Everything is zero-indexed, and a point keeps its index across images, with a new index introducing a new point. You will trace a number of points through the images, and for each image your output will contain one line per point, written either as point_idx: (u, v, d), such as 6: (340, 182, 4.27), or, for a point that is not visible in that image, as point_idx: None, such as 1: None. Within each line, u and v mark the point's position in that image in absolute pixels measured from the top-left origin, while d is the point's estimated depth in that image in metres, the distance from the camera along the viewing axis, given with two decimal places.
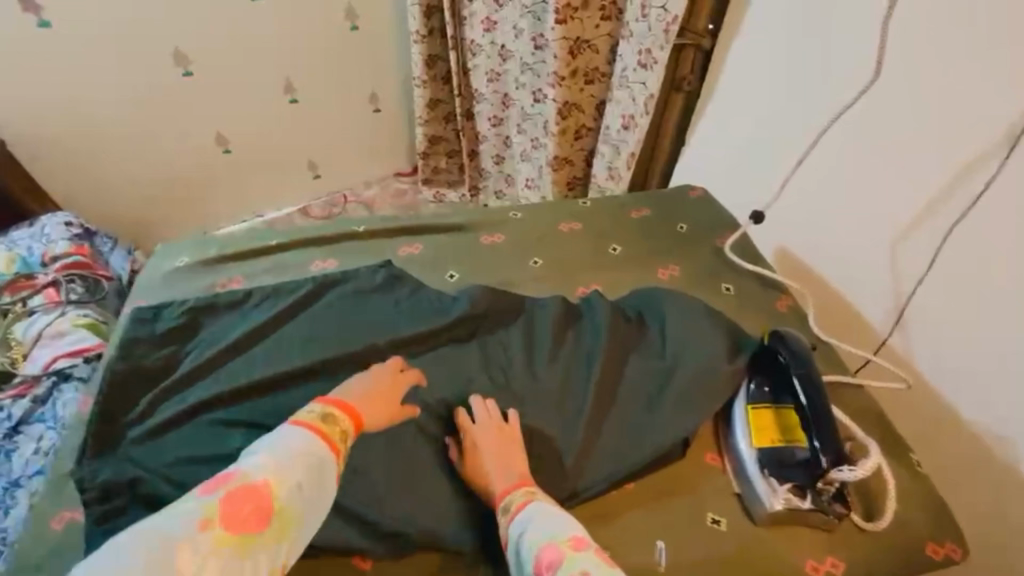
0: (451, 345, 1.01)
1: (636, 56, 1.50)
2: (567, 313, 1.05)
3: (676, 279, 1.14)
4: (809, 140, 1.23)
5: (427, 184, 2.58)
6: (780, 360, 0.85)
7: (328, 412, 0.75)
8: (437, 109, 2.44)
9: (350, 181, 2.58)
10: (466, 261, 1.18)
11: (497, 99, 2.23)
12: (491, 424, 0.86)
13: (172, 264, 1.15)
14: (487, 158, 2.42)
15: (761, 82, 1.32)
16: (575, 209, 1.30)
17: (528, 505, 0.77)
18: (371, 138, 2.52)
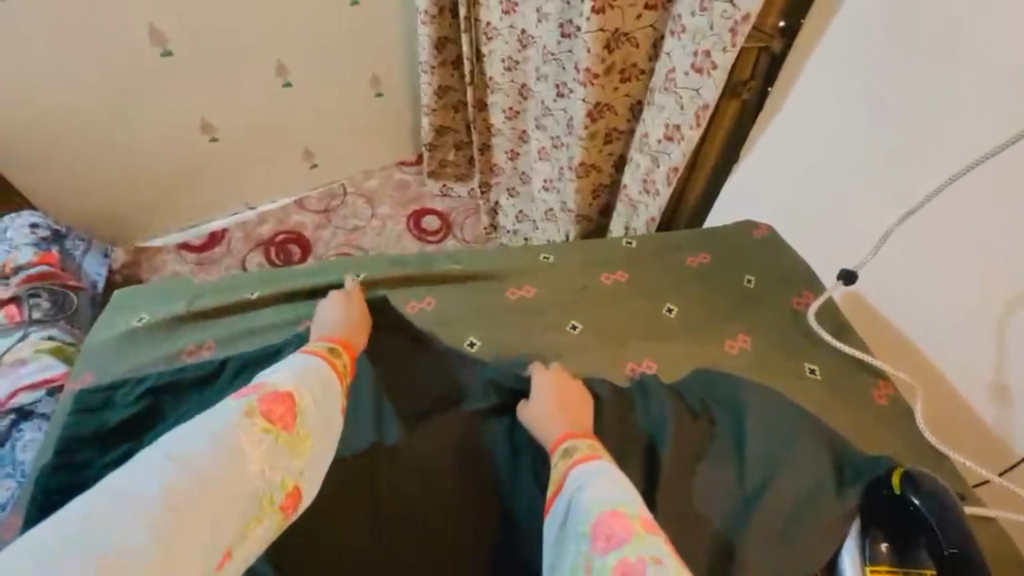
0: (474, 445, 0.81)
1: (691, 57, 1.20)
2: (621, 405, 0.84)
3: (747, 356, 0.93)
4: (921, 191, 0.98)
5: (434, 177, 2.37)
6: (913, 511, 0.65)
7: (331, 348, 0.78)
8: (445, 98, 2.18)
9: (348, 172, 2.35)
10: (488, 322, 0.97)
11: (514, 89, 1.97)
12: (558, 373, 0.84)
13: (126, 323, 0.93)
14: (500, 153, 2.17)
15: (852, 108, 1.06)
16: (620, 253, 1.08)
17: (598, 456, 0.67)
18: (375, 128, 2.29)
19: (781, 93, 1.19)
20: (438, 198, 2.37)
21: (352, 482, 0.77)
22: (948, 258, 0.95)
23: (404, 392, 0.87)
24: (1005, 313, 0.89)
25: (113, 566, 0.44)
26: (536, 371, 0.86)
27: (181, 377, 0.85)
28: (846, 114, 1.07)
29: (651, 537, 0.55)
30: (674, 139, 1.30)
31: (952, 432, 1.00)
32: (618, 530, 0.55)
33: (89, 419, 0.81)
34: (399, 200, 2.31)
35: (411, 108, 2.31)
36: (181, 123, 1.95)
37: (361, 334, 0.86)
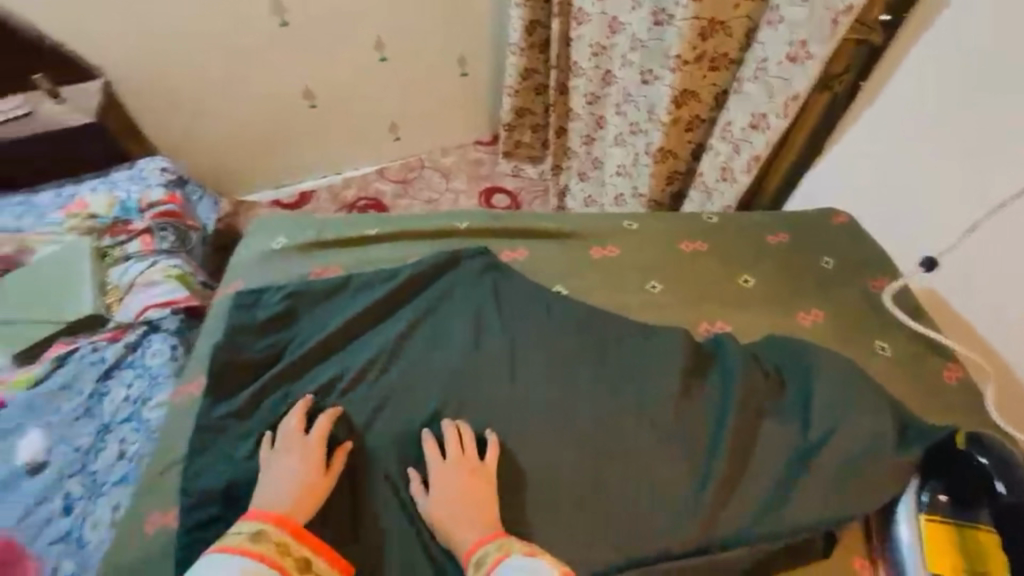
0: (558, 372, 0.92)
1: (785, 47, 1.24)
2: (696, 356, 0.93)
3: (819, 328, 0.98)
4: (1013, 186, 0.99)
5: (507, 158, 2.51)
6: (978, 468, 0.73)
7: (257, 530, 0.71)
8: (528, 80, 2.28)
9: (427, 147, 2.51)
10: (574, 275, 1.07)
11: (598, 74, 2.04)
12: (465, 461, 0.81)
13: (267, 245, 1.10)
14: (576, 137, 2.26)
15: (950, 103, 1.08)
16: (701, 226, 1.14)
17: (501, 565, 0.69)
18: (456, 106, 2.43)
19: (875, 86, 1.21)
20: (509, 176, 2.50)
21: (455, 392, 0.90)
22: None
23: (497, 318, 0.99)
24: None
25: None
26: (431, 462, 0.81)
27: (314, 291, 1.00)
28: (944, 107, 1.09)
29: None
30: (759, 128, 1.34)
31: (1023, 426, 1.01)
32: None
33: (244, 313, 0.97)
34: (472, 176, 2.45)
35: (493, 90, 2.44)
36: (289, 89, 2.16)
37: (312, 501, 0.76)
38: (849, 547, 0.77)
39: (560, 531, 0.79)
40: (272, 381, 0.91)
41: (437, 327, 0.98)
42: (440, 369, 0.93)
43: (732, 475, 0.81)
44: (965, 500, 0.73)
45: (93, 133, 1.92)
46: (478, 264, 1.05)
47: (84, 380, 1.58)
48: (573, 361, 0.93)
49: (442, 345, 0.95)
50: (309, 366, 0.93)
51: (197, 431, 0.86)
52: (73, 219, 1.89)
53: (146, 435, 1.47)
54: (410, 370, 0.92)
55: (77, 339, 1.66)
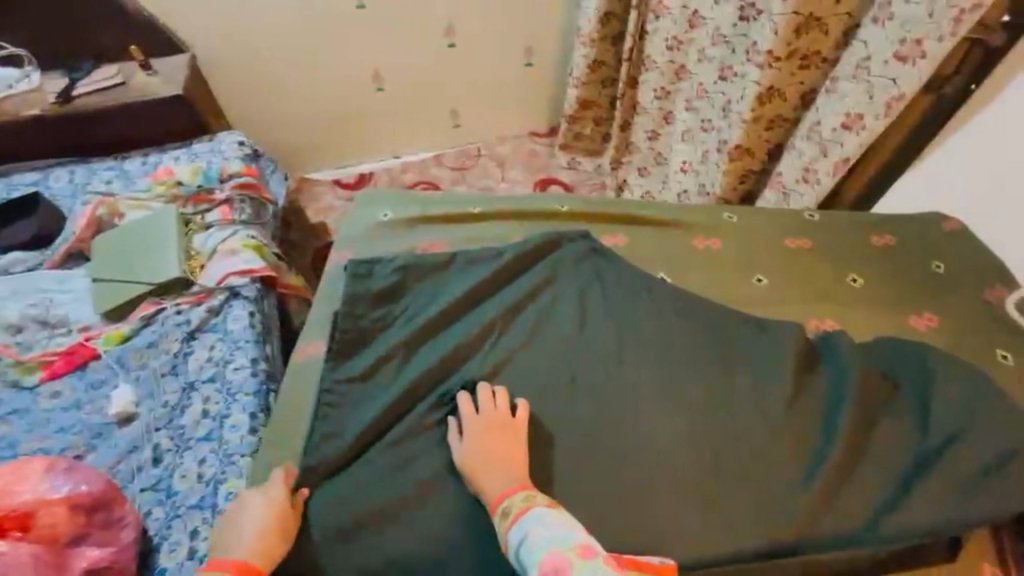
0: (664, 356, 0.93)
1: (895, 45, 1.20)
2: (807, 352, 0.92)
3: (935, 333, 0.96)
4: None
5: (565, 150, 2.49)
6: None
7: None
8: (596, 72, 2.26)
9: (486, 135, 2.52)
10: (676, 265, 1.07)
11: (671, 69, 2.02)
12: (495, 415, 0.83)
13: (372, 218, 1.13)
14: (641, 131, 2.23)
15: None
16: (803, 222, 1.13)
17: (528, 512, 0.71)
18: (518, 96, 2.43)
19: (990, 89, 1.18)
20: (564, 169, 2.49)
21: (565, 369, 0.92)
22: None
23: (603, 302, 0.99)
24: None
25: None
26: (464, 415, 0.84)
27: (421, 264, 1.03)
28: None
29: (591, 562, 0.64)
30: (853, 129, 1.32)
31: None
32: (561, 568, 0.63)
33: (359, 282, 1.00)
34: (530, 166, 2.45)
35: (555, 82, 2.44)
36: (361, 72, 2.20)
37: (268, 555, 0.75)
38: (973, 551, 0.77)
39: (684, 514, 0.78)
40: (387, 349, 0.94)
41: (544, 307, 0.99)
42: (548, 348, 0.94)
43: (849, 471, 0.80)
44: None
45: (180, 106, 1.95)
46: (581, 247, 1.06)
47: (169, 340, 1.62)
48: (680, 347, 0.94)
49: (549, 325, 0.97)
50: (420, 336, 0.96)
51: (321, 392, 0.90)
52: (159, 186, 1.90)
53: (230, 396, 1.50)
54: (518, 346, 0.94)
55: (164, 300, 1.69)
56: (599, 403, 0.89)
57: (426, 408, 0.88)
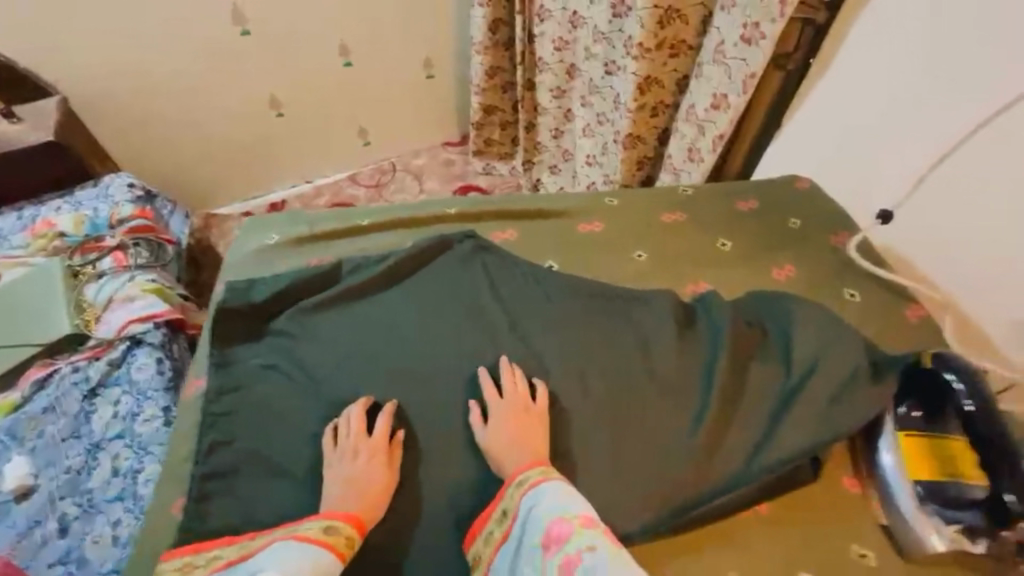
0: (560, 335, 0.97)
1: (739, 28, 1.33)
2: (684, 315, 0.99)
3: (794, 281, 1.05)
4: (947, 146, 1.11)
5: (478, 156, 2.52)
6: (944, 382, 0.79)
7: (327, 524, 0.75)
8: (495, 78, 2.32)
9: (399, 151, 2.51)
10: (565, 251, 1.12)
11: (563, 69, 2.11)
12: (517, 402, 0.87)
13: (261, 240, 1.12)
14: (545, 131, 2.31)
15: (880, 82, 1.21)
16: (677, 198, 1.22)
17: (545, 483, 0.77)
18: (426, 109, 2.44)
19: (820, 63, 1.31)
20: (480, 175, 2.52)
21: (458, 363, 0.95)
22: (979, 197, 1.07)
23: (497, 305, 1.01)
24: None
25: None
26: (489, 401, 0.88)
27: (312, 283, 1.03)
28: (884, 86, 1.20)
29: (590, 531, 0.72)
30: (722, 108, 1.43)
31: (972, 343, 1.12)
32: (564, 533, 0.72)
33: (241, 294, 0.99)
34: (446, 177, 2.47)
35: (459, 91, 2.47)
36: (254, 100, 2.12)
37: (378, 497, 0.81)
38: (836, 469, 0.83)
39: (584, 479, 0.84)
40: (284, 369, 0.94)
41: (436, 313, 1.00)
42: (444, 352, 0.96)
43: (726, 416, 0.87)
44: (937, 410, 0.80)
45: (52, 151, 1.81)
46: (467, 242, 1.10)
47: (66, 402, 1.49)
48: (569, 325, 0.98)
49: (442, 322, 0.99)
50: (312, 352, 0.95)
51: (212, 422, 0.88)
52: (39, 240, 1.77)
53: (140, 449, 1.43)
54: (416, 350, 0.96)
55: (57, 360, 1.57)
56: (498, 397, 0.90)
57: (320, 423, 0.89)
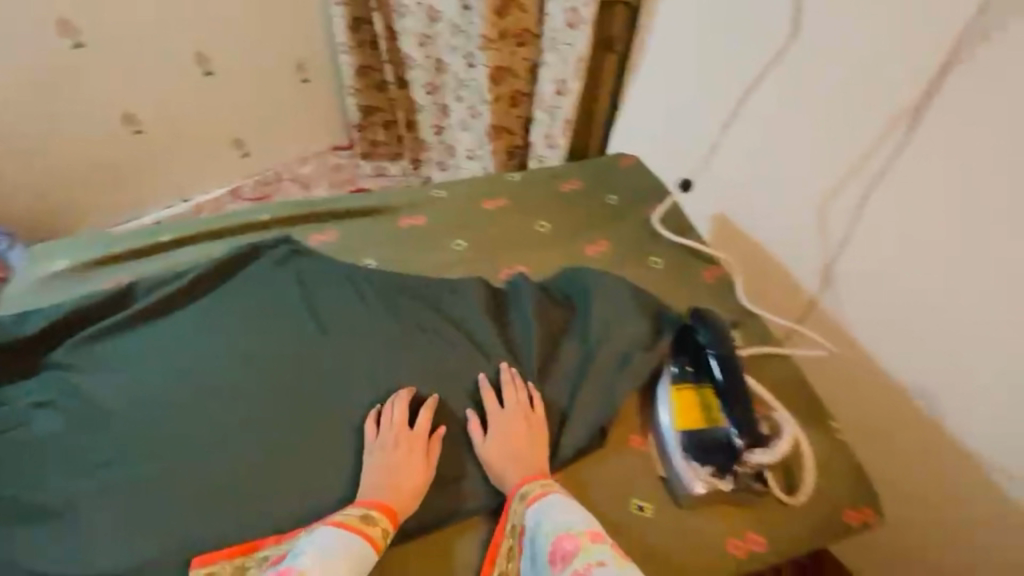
0: (368, 327, 0.95)
1: (563, 14, 1.40)
2: (495, 302, 1.00)
3: (605, 255, 1.10)
4: (728, 110, 1.24)
5: (366, 159, 2.26)
6: (700, 340, 0.87)
7: (366, 513, 0.78)
8: (367, 77, 2.14)
9: (286, 158, 2.27)
10: (386, 249, 1.11)
11: (431, 64, 2.00)
12: (520, 411, 0.86)
13: (50, 268, 1.04)
14: (426, 129, 2.13)
15: (680, 56, 1.30)
16: (502, 184, 1.23)
17: (548, 495, 0.79)
18: (304, 118, 2.24)
19: (636, 47, 1.41)
20: (370, 178, 2.25)
21: (254, 368, 0.89)
22: (759, 156, 1.21)
23: (304, 306, 0.98)
24: (834, 183, 1.10)
25: None
26: (488, 407, 0.87)
27: (100, 305, 0.97)
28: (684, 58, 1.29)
29: (598, 546, 0.73)
30: (564, 93, 1.49)
31: (763, 294, 1.26)
32: (573, 550, 0.73)
33: (13, 328, 0.92)
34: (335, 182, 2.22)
35: (337, 96, 2.26)
36: (100, 118, 1.88)
37: (410, 496, 0.81)
38: (624, 431, 0.89)
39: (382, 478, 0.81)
40: (63, 401, 0.87)
41: (235, 320, 0.95)
42: (243, 359, 0.90)
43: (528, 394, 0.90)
44: (702, 367, 0.87)
45: None
46: (276, 241, 1.07)
47: None
48: (377, 317, 0.97)
49: (240, 329, 0.94)
50: (93, 380, 0.88)
51: None
52: None
53: None
54: (210, 362, 0.90)
55: None
56: (295, 398, 0.88)
57: (95, 458, 0.82)
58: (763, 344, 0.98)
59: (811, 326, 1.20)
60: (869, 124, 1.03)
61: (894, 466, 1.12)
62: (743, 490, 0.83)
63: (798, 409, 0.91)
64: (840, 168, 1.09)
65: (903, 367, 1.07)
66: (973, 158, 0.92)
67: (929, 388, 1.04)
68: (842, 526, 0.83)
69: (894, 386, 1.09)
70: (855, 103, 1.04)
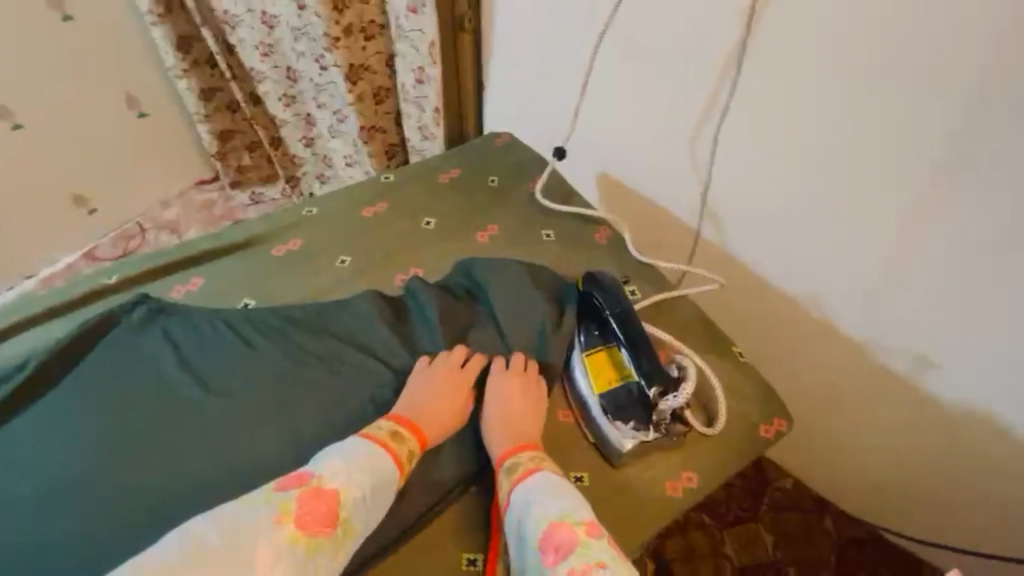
0: (258, 367, 0.88)
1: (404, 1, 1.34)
2: (393, 311, 0.96)
3: (497, 239, 1.09)
4: (588, 54, 1.21)
5: (239, 187, 2.06)
6: (596, 302, 0.92)
7: (396, 431, 0.81)
8: (215, 98, 1.92)
9: (144, 207, 2.03)
10: (264, 284, 1.01)
11: (282, 74, 1.80)
12: (534, 373, 0.88)
13: None
14: (295, 143, 1.95)
15: (531, 8, 1.26)
16: (380, 188, 1.17)
17: (536, 475, 0.77)
18: (152, 159, 1.99)
19: (486, 23, 1.38)
20: (251, 208, 2.06)
21: (134, 438, 0.80)
22: (625, 94, 1.20)
23: (176, 365, 0.88)
24: (690, 129, 1.14)
25: (234, 532, 0.66)
26: (504, 365, 0.89)
27: None
28: (534, 9, 1.25)
29: (592, 541, 0.69)
30: (425, 81, 1.44)
31: (653, 243, 1.33)
32: (568, 539, 0.69)
33: None
34: (208, 221, 2.03)
35: (188, 126, 2.01)
36: None
37: (441, 427, 0.84)
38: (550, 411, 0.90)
39: None
40: None
41: (101, 393, 0.85)
42: (117, 437, 0.80)
43: None
44: (606, 328, 0.90)
45: None
46: (130, 303, 0.97)
47: None
48: (267, 355, 0.89)
49: (110, 400, 0.84)
50: None
51: None
52: None
53: None
54: (77, 453, 0.79)
55: None
56: (192, 456, 0.80)
57: None
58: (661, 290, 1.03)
59: (700, 261, 1.28)
60: (712, 49, 1.04)
61: (798, 367, 1.24)
62: (670, 436, 0.85)
63: (699, 344, 0.96)
64: (706, 90, 1.09)
65: (794, 280, 1.15)
66: (791, 88, 0.99)
67: (814, 290, 1.14)
68: (761, 442, 0.89)
69: (785, 297, 1.19)
70: (699, 33, 1.04)
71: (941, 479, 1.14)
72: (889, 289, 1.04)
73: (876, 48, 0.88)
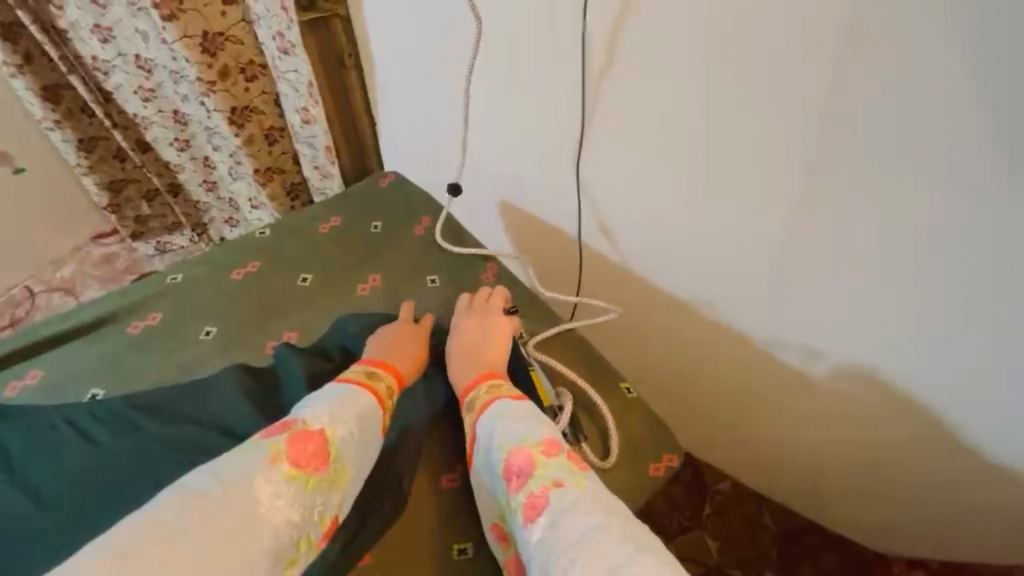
0: (96, 470, 0.79)
1: (274, 41, 1.27)
2: (264, 387, 0.89)
3: (379, 289, 1.04)
4: (462, 90, 1.17)
5: (139, 239, 1.93)
6: None
7: (371, 370, 0.88)
8: (97, 149, 1.74)
9: (29, 270, 1.86)
10: (115, 370, 0.92)
11: (169, 119, 1.63)
12: (493, 311, 0.96)
13: None
14: (195, 189, 1.80)
15: (402, 44, 1.20)
16: (252, 245, 1.09)
17: (496, 400, 0.84)
18: (31, 216, 1.82)
19: (365, 60, 1.31)
20: (158, 257, 1.94)
21: None
22: (504, 129, 1.17)
23: (2, 482, 0.78)
24: (579, 150, 1.09)
25: (230, 481, 0.70)
26: (469, 305, 0.98)
27: None
28: (406, 46, 1.20)
29: (551, 460, 0.75)
30: (313, 121, 1.37)
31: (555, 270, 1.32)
32: (527, 461, 0.75)
33: None
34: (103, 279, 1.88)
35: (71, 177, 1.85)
36: None
37: (411, 362, 0.92)
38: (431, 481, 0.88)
39: None
40: None
41: None
42: None
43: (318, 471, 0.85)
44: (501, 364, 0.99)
45: None
46: None
47: None
48: (106, 456, 0.80)
49: None
50: None
51: None
52: None
53: None
54: None
55: None
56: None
57: None
58: (550, 326, 1.04)
59: (595, 277, 1.25)
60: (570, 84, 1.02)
61: (719, 376, 1.24)
62: None
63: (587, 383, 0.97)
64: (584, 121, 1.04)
65: (693, 299, 1.15)
66: (670, 104, 0.92)
67: (716, 307, 1.13)
68: (651, 482, 0.90)
69: (693, 315, 1.18)
70: (564, 70, 1.00)
71: (862, 465, 1.16)
72: (781, 295, 1.02)
73: (749, 66, 0.81)
